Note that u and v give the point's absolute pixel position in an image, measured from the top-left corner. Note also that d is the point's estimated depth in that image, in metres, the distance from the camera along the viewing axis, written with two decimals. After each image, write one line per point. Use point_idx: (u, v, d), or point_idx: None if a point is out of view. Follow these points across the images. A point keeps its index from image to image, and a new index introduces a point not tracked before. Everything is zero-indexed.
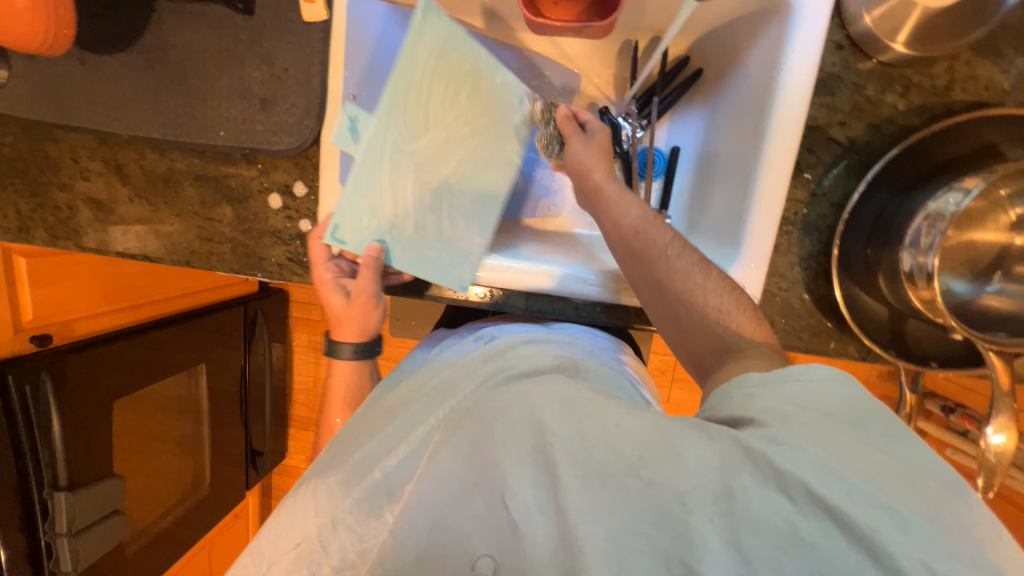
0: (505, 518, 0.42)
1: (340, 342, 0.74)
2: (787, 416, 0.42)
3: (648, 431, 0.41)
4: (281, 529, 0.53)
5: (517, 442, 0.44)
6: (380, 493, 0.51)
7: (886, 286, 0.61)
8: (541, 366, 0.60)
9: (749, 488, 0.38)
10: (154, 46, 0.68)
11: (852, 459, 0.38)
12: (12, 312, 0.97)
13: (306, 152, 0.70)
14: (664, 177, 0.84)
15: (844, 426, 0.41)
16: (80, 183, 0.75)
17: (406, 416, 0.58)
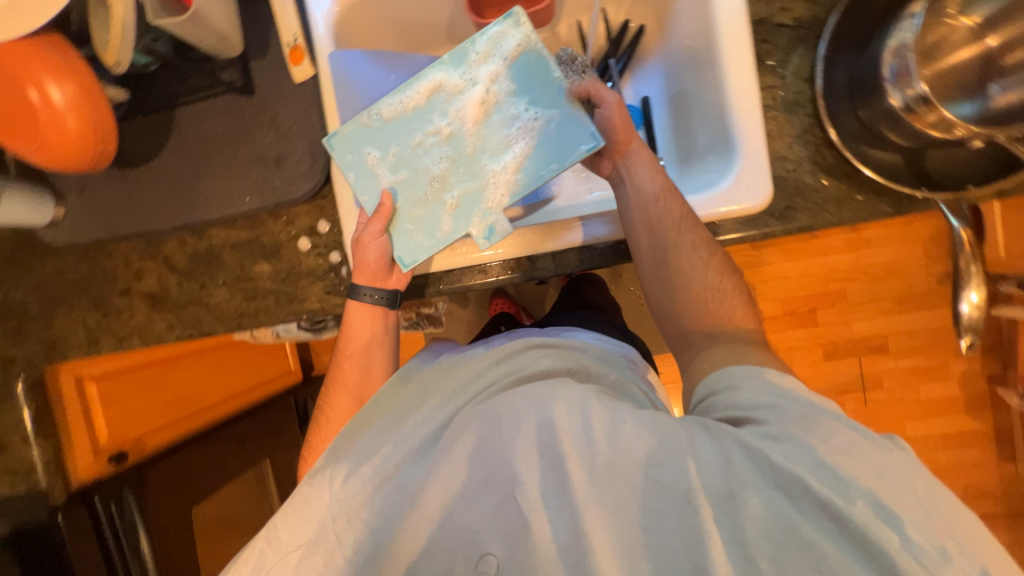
0: (515, 513, 0.50)
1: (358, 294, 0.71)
2: (777, 408, 0.49)
3: (650, 432, 0.49)
4: (296, 515, 0.56)
5: (529, 437, 0.52)
6: (393, 492, 0.56)
7: (890, 133, 0.63)
8: (553, 368, 0.62)
9: (748, 483, 0.44)
10: (179, 146, 0.79)
11: (829, 445, 0.44)
12: (90, 435, 1.02)
13: (322, 192, 0.77)
14: (644, 126, 0.88)
15: (828, 420, 0.47)
16: (135, 283, 0.83)
17: (421, 418, 0.60)
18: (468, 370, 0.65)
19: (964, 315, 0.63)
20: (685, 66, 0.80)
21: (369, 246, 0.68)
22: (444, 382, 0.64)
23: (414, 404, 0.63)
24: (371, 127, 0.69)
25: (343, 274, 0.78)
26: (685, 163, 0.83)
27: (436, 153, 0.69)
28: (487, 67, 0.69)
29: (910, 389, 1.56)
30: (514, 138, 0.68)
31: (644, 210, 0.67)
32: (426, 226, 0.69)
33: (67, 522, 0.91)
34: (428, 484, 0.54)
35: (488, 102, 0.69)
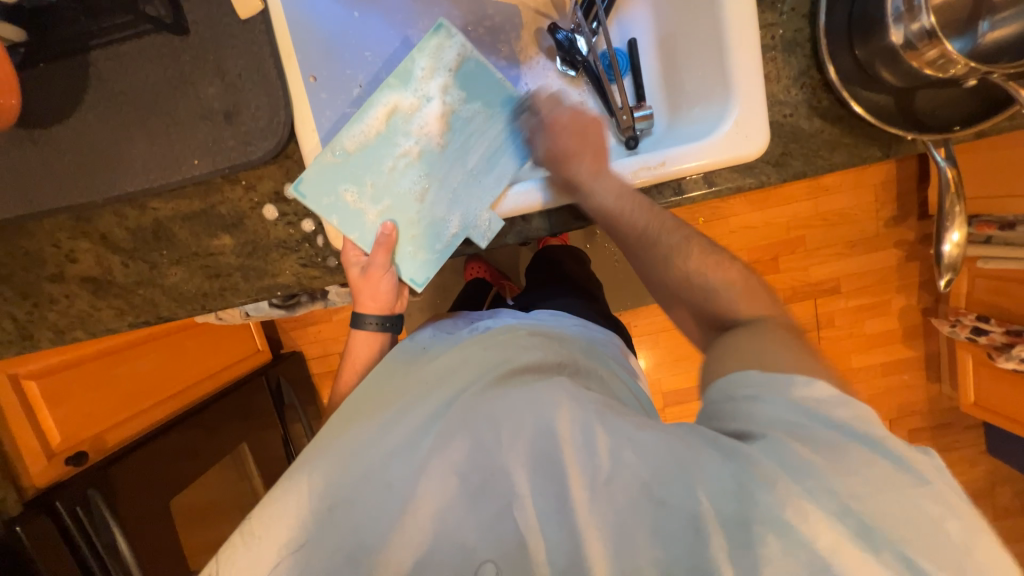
0: (513, 528, 0.49)
1: (363, 315, 0.70)
2: (798, 430, 0.46)
3: (658, 449, 0.47)
4: (273, 508, 0.54)
5: (526, 445, 0.51)
6: (380, 488, 0.53)
7: (884, 72, 0.62)
8: (544, 361, 0.61)
9: (765, 515, 0.42)
10: (101, 100, 0.66)
11: (850, 479, 0.42)
12: (39, 439, 0.93)
13: (286, 151, 0.68)
14: (632, 71, 0.82)
15: (853, 448, 0.44)
16: (69, 267, 0.72)
17: (409, 413, 0.58)
18: (455, 360, 0.63)
19: (945, 254, 0.66)
20: (675, 5, 0.76)
21: (381, 280, 0.68)
22: (429, 371, 0.63)
23: (398, 396, 0.61)
24: (339, 163, 0.67)
25: (319, 244, 0.71)
26: (676, 111, 0.79)
27: (414, 174, 0.70)
28: (433, 80, 0.69)
29: (859, 325, 1.69)
30: (486, 144, 0.70)
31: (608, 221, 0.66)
32: (425, 242, 0.70)
33: (29, 532, 0.83)
34: (420, 491, 0.52)
35: (448, 115, 0.70)
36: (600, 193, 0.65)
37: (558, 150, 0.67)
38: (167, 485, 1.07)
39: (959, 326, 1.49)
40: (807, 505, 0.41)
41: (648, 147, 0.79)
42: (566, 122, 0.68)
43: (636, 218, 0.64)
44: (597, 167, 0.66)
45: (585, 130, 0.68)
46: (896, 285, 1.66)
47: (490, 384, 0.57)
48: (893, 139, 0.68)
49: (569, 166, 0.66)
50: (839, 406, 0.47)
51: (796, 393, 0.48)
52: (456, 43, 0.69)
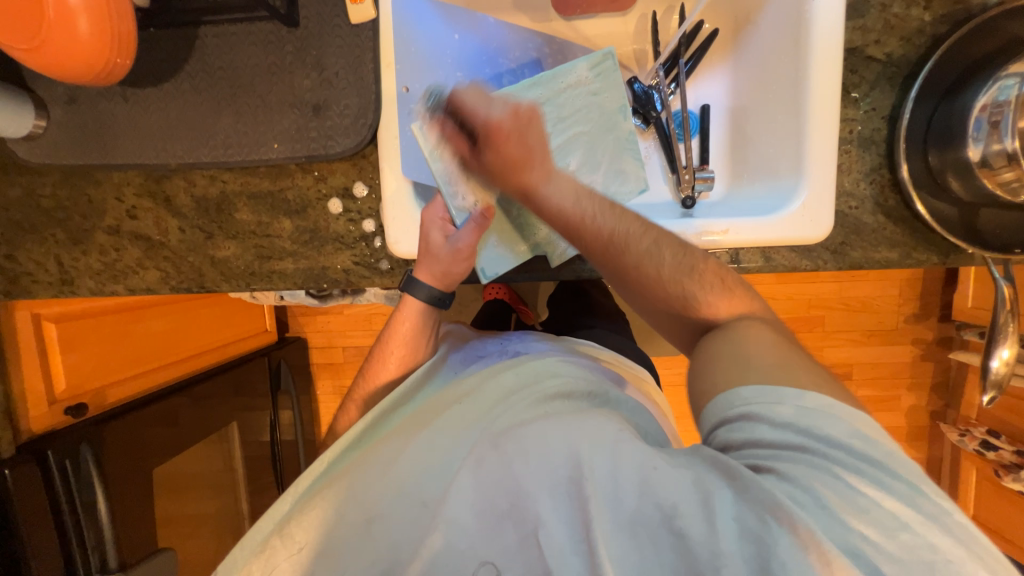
0: (539, 557, 0.43)
1: (419, 281, 0.68)
2: (802, 457, 0.41)
3: (683, 480, 0.42)
4: (308, 516, 0.51)
5: (552, 475, 0.46)
6: (413, 506, 0.49)
7: (954, 183, 0.64)
8: (574, 388, 0.58)
9: (786, 560, 0.37)
10: (199, 71, 0.68)
11: (864, 519, 0.38)
12: (46, 384, 0.91)
13: (363, 151, 0.70)
14: (700, 134, 0.85)
15: (869, 483, 0.39)
16: (126, 222, 0.73)
17: (440, 425, 0.56)
18: (482, 379, 0.63)
19: (992, 370, 0.67)
20: (755, 83, 0.78)
21: (463, 259, 0.66)
22: (461, 393, 0.62)
23: (433, 419, 0.58)
24: None
25: (376, 245, 0.71)
26: (739, 180, 0.81)
27: None
28: (576, 90, 0.72)
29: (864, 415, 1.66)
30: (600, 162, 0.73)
31: (575, 232, 0.60)
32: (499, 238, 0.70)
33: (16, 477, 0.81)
34: (447, 508, 0.47)
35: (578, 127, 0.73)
36: (557, 197, 0.59)
37: (501, 159, 0.59)
38: (155, 452, 1.04)
39: (969, 437, 1.47)
40: (829, 548, 0.37)
41: (704, 209, 0.80)
42: (504, 121, 0.58)
43: (601, 223, 0.59)
44: (546, 171, 0.59)
45: (523, 122, 0.59)
46: (906, 383, 1.65)
47: (528, 412, 0.54)
48: (951, 248, 0.69)
49: (520, 175, 0.59)
50: (847, 420, 0.42)
51: (785, 410, 0.43)
52: (615, 68, 0.72)
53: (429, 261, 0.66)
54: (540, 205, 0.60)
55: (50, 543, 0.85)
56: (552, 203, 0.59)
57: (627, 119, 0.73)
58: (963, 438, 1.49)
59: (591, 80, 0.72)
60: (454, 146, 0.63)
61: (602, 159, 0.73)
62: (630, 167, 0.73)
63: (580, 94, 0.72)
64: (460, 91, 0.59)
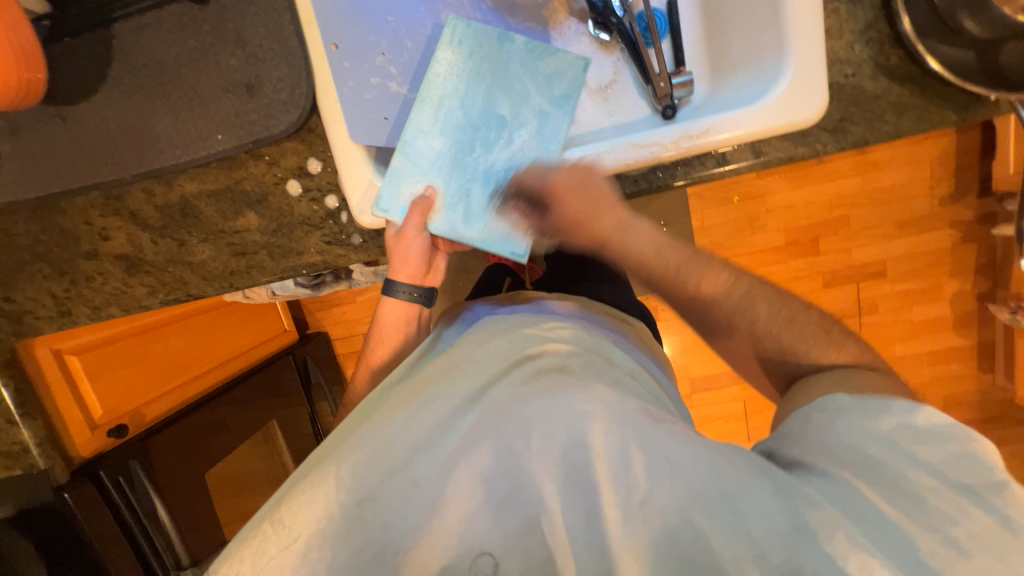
0: (540, 541, 0.44)
1: (396, 281, 0.67)
2: (842, 451, 0.45)
3: (699, 469, 0.43)
4: (299, 501, 0.47)
5: (558, 457, 0.46)
6: (404, 486, 0.48)
7: (968, 22, 0.56)
8: (568, 361, 0.55)
9: (801, 539, 0.40)
10: (125, 73, 0.65)
11: (898, 506, 0.41)
12: (83, 411, 0.97)
13: (308, 124, 0.66)
14: (670, 33, 0.76)
15: (909, 482, 0.42)
16: (102, 244, 0.73)
17: (430, 394, 0.52)
18: (473, 346, 0.59)
19: None
20: None
21: (412, 243, 0.64)
22: (453, 365, 0.56)
23: (422, 390, 0.54)
24: (404, 163, 0.63)
25: (343, 221, 0.69)
26: (719, 76, 0.72)
27: (472, 149, 0.64)
28: (455, 69, 0.64)
29: (904, 312, 1.56)
30: (535, 89, 0.65)
31: (652, 268, 0.60)
32: (475, 212, 0.64)
33: (76, 498, 0.87)
34: (448, 496, 0.46)
35: (484, 81, 0.65)
36: (637, 242, 0.60)
37: (567, 220, 0.60)
38: (202, 457, 1.10)
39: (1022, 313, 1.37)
40: (849, 528, 0.40)
41: (688, 115, 0.72)
42: (564, 181, 0.60)
43: (668, 257, 0.60)
44: (621, 219, 0.60)
45: (587, 186, 0.60)
46: (948, 270, 1.53)
47: (520, 380, 0.52)
48: (971, 102, 0.60)
49: (588, 230, 0.60)
50: (903, 426, 0.45)
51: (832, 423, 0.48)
52: (467, 23, 0.64)
53: (402, 260, 0.65)
54: (620, 252, 0.61)
55: (124, 550, 0.92)
56: (632, 250, 0.60)
57: (514, 38, 0.65)
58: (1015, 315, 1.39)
59: (458, 49, 0.64)
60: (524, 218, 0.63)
61: (529, 86, 0.65)
62: (561, 63, 0.65)
63: (467, 67, 0.64)
64: (524, 173, 0.63)
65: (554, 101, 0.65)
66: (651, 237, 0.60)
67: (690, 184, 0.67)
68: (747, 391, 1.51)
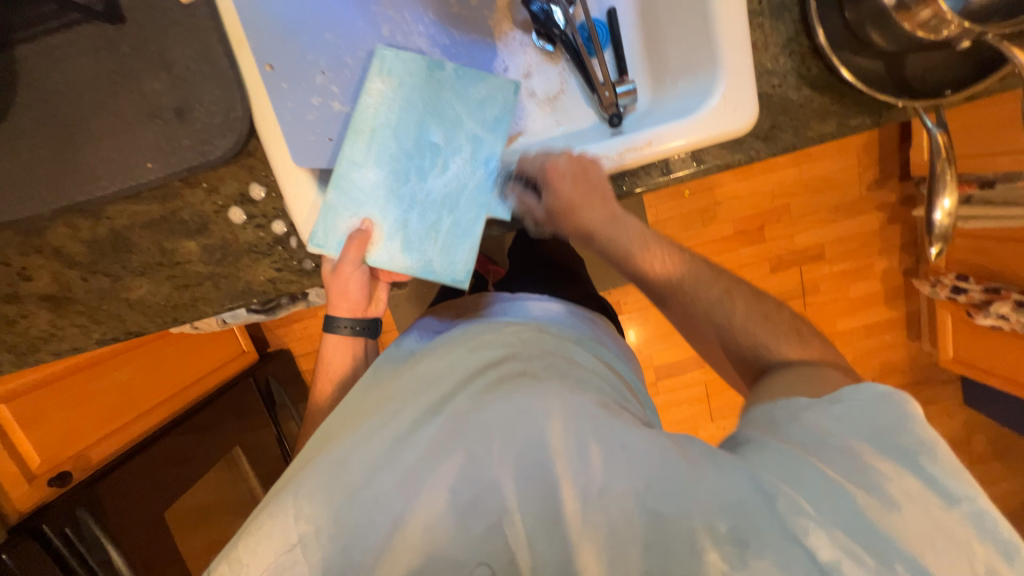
0: (503, 542, 0.43)
1: (336, 318, 0.65)
2: (808, 437, 0.44)
3: (657, 458, 0.42)
4: (260, 533, 0.47)
5: (517, 456, 0.45)
6: (365, 504, 0.46)
7: (875, 35, 0.59)
8: (529, 363, 0.53)
9: (761, 526, 0.38)
10: (35, 100, 0.60)
11: (870, 494, 0.39)
12: (17, 462, 0.89)
13: (247, 148, 0.63)
14: (612, 44, 0.78)
15: (879, 465, 0.40)
16: (24, 285, 0.67)
17: (390, 410, 0.51)
18: (437, 358, 0.56)
19: (936, 223, 0.66)
20: None
21: (351, 278, 0.63)
22: (412, 376, 0.55)
23: (378, 406, 0.53)
24: (338, 197, 0.61)
25: (293, 246, 0.67)
26: (659, 84, 0.75)
27: (408, 179, 0.63)
28: (386, 97, 0.63)
29: (841, 289, 1.69)
30: (466, 117, 0.65)
31: (633, 262, 0.62)
32: (415, 242, 0.63)
33: (16, 558, 0.80)
34: (409, 510, 0.44)
35: (415, 110, 0.64)
36: (621, 234, 0.61)
37: (562, 205, 0.62)
38: (159, 495, 1.04)
39: (941, 287, 1.47)
40: (808, 510, 0.38)
41: (633, 124, 0.74)
42: (565, 166, 0.62)
43: (632, 244, 0.61)
44: (609, 211, 0.61)
45: (586, 173, 0.62)
46: (877, 249, 1.66)
47: (483, 385, 0.50)
48: (883, 107, 0.66)
49: (580, 216, 0.62)
50: (881, 408, 0.44)
51: (802, 414, 0.46)
52: (393, 53, 0.63)
53: (340, 295, 0.63)
54: (605, 244, 0.62)
55: None
56: (615, 242, 0.62)
57: (444, 65, 0.64)
58: (934, 289, 1.49)
59: (387, 78, 0.63)
60: (522, 205, 0.65)
61: (461, 114, 0.65)
62: (492, 88, 0.65)
63: (399, 96, 0.63)
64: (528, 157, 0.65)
65: (486, 126, 0.65)
66: (636, 229, 0.62)
67: (637, 193, 0.70)
68: (708, 375, 1.58)
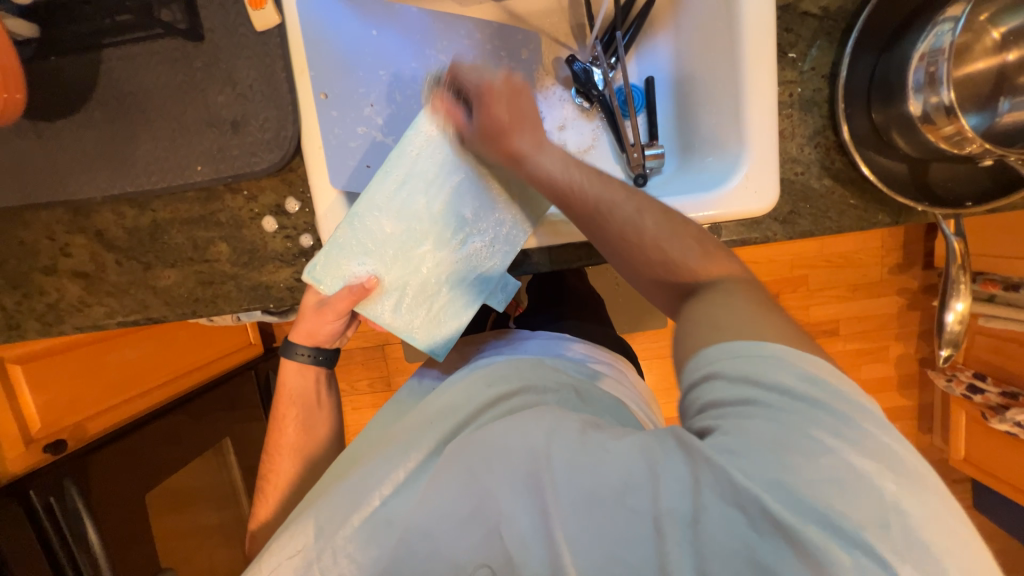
0: (500, 549, 0.44)
1: (295, 345, 0.69)
2: (755, 404, 0.39)
3: (632, 458, 0.41)
4: (277, 550, 0.48)
5: (511, 469, 0.45)
6: (376, 525, 0.47)
7: (899, 139, 0.61)
8: (541, 397, 0.53)
9: (707, 505, 0.37)
10: (109, 98, 0.66)
11: (799, 458, 0.36)
12: (19, 424, 0.91)
13: (290, 164, 0.68)
14: (646, 110, 0.81)
15: (818, 428, 0.37)
16: (63, 261, 0.71)
17: (405, 437, 0.53)
18: (454, 391, 0.56)
19: (948, 325, 0.67)
20: (693, 54, 0.75)
21: (327, 322, 0.66)
22: (424, 406, 0.56)
23: (396, 435, 0.55)
24: (352, 237, 0.63)
25: None
26: (687, 154, 0.78)
27: (421, 240, 0.66)
28: (432, 149, 0.64)
29: (854, 369, 1.65)
30: (497, 192, 0.66)
31: (559, 194, 0.58)
32: (408, 305, 0.67)
33: None
34: (416, 523, 0.46)
35: (452, 169, 0.65)
36: (546, 162, 0.59)
37: (490, 115, 0.61)
38: (142, 477, 1.05)
39: (956, 382, 1.44)
40: (743, 488, 0.36)
41: (657, 186, 0.77)
42: (497, 90, 0.62)
43: (586, 189, 0.57)
44: (538, 140, 0.61)
45: (518, 98, 0.63)
46: (894, 334, 1.63)
47: (493, 416, 0.52)
48: (903, 208, 0.67)
49: (506, 137, 0.60)
50: (809, 367, 0.40)
51: (734, 366, 0.41)
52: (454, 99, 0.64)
53: (306, 328, 0.67)
54: (525, 167, 0.60)
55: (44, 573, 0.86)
56: (540, 168, 0.59)
57: None
58: (950, 384, 1.46)
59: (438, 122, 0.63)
60: (445, 117, 0.63)
61: (494, 188, 0.66)
62: None
63: (442, 147, 0.64)
64: (461, 69, 0.64)
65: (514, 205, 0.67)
66: (563, 159, 0.59)
67: None
68: None
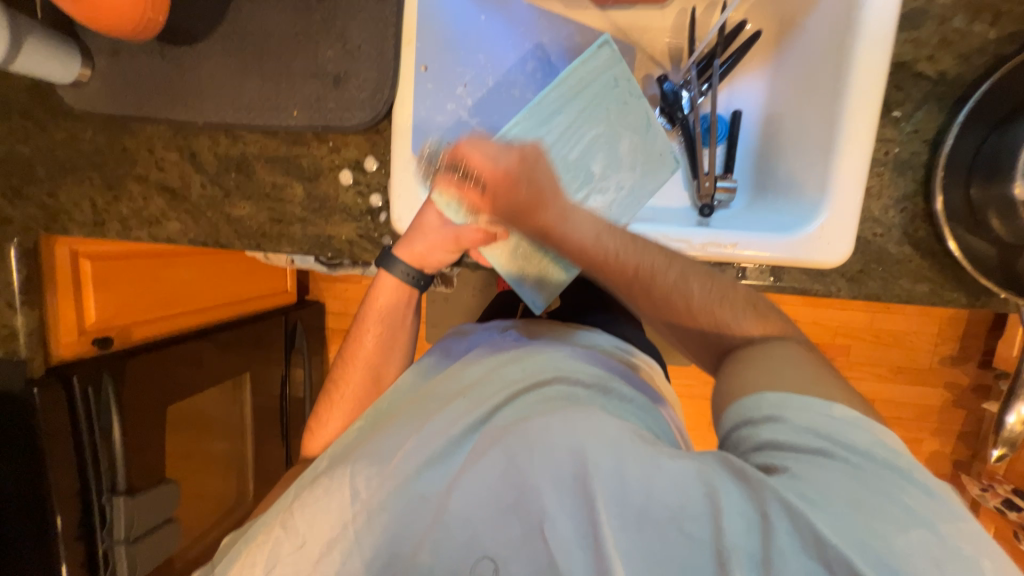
0: (545, 551, 0.43)
1: (396, 260, 0.68)
2: (823, 460, 0.40)
3: (690, 480, 0.41)
4: (316, 506, 0.50)
5: (556, 467, 0.44)
6: (411, 499, 0.48)
7: (996, 220, 0.58)
8: (577, 390, 0.53)
9: (783, 549, 0.36)
10: (231, 34, 0.71)
11: (880, 517, 0.36)
12: (77, 313, 0.95)
13: (378, 126, 0.71)
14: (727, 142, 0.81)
15: (892, 485, 0.38)
16: (155, 172, 0.77)
17: (444, 411, 0.53)
18: (491, 371, 0.57)
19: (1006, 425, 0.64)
20: (789, 96, 0.74)
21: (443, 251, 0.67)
22: (462, 381, 0.58)
23: (433, 406, 0.55)
24: None
25: (381, 220, 0.73)
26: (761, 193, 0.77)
27: None
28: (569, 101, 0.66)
29: None
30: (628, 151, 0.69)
31: (603, 270, 0.57)
32: (522, 246, 0.67)
33: (41, 396, 0.85)
34: (456, 502, 0.46)
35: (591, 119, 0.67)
36: (581, 228, 0.55)
37: (513, 199, 0.52)
38: (171, 390, 1.09)
39: (990, 493, 1.35)
40: (828, 542, 0.36)
41: (724, 219, 0.76)
42: (513, 165, 0.52)
43: (623, 256, 0.56)
44: (566, 206, 0.54)
45: (535, 163, 0.53)
46: (931, 427, 1.54)
47: (526, 407, 0.51)
48: (982, 291, 0.64)
49: (538, 215, 0.53)
50: (868, 428, 0.41)
51: (811, 419, 0.42)
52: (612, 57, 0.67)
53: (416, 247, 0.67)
54: (562, 242, 0.56)
55: (67, 452, 0.89)
56: (577, 239, 0.56)
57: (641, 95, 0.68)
58: (984, 494, 1.36)
59: (589, 73, 0.66)
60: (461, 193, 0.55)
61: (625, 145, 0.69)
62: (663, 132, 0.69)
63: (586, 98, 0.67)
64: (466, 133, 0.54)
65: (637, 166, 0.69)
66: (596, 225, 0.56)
67: None
68: None
